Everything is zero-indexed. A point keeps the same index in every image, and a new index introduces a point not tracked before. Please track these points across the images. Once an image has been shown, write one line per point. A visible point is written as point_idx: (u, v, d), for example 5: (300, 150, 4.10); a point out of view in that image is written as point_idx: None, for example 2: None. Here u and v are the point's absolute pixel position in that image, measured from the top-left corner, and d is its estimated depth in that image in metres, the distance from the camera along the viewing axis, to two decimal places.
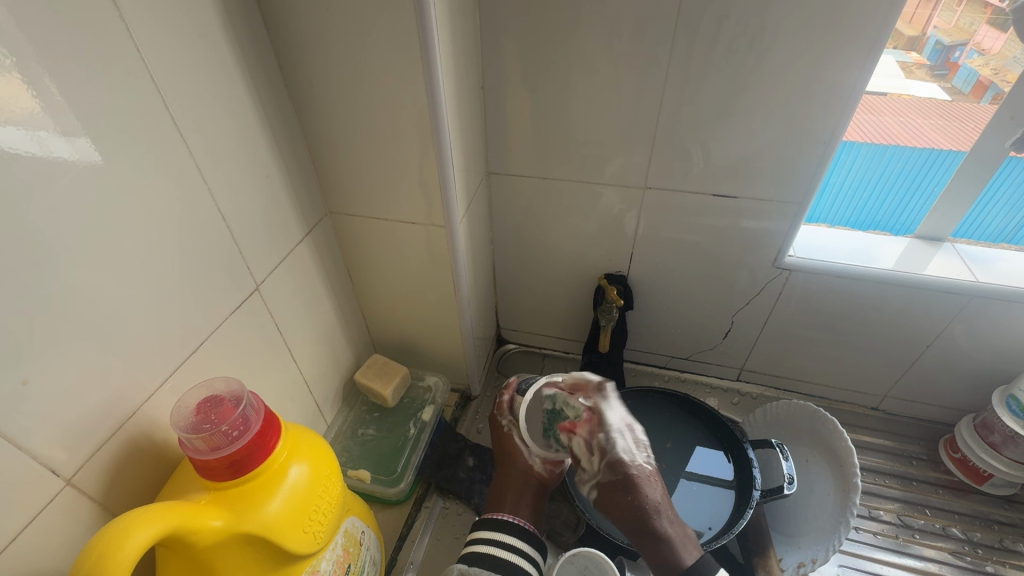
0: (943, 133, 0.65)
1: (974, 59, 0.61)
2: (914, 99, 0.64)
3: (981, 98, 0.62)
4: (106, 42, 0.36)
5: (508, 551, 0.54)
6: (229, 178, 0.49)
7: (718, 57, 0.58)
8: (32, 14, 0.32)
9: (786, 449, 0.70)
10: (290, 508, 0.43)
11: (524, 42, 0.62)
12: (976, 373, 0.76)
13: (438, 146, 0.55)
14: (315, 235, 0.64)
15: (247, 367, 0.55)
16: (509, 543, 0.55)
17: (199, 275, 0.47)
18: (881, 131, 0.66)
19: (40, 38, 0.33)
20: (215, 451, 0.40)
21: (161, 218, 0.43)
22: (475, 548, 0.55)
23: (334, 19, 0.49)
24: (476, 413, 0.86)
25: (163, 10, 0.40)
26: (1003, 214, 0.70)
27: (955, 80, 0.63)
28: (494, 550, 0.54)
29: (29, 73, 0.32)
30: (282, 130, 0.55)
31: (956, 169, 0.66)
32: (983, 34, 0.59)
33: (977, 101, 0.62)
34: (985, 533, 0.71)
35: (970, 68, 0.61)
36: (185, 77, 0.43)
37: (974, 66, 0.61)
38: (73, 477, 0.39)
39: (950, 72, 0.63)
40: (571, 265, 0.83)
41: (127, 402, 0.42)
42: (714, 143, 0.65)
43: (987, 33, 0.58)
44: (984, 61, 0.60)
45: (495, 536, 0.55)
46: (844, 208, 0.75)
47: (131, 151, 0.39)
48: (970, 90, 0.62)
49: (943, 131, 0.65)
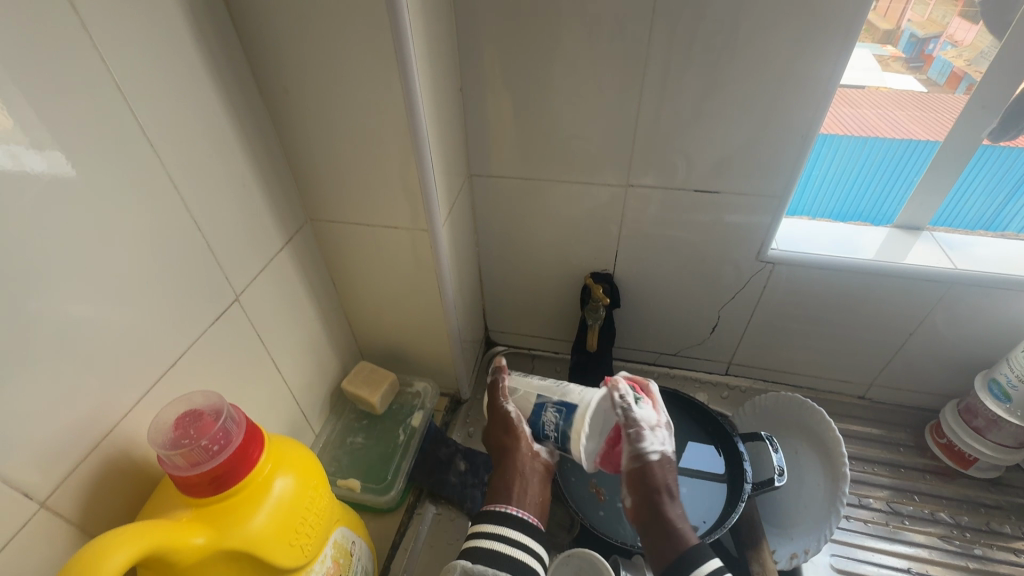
0: (919, 123, 0.66)
1: (947, 52, 0.62)
2: (891, 92, 0.66)
3: (956, 90, 0.63)
4: (69, 52, 0.35)
5: (507, 545, 0.52)
6: (204, 188, 0.48)
7: (695, 54, 0.58)
8: None
9: (776, 441, 0.71)
10: (275, 521, 0.42)
11: (501, 44, 0.62)
12: (958, 358, 0.77)
13: (417, 150, 0.55)
14: (295, 243, 0.63)
15: (228, 379, 0.54)
16: (512, 538, 0.52)
17: (176, 287, 0.46)
18: (859, 123, 0.67)
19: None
20: (195, 467, 0.39)
21: (133, 231, 0.42)
22: (478, 541, 0.53)
23: (307, 25, 0.48)
24: (467, 417, 0.85)
25: (129, 18, 0.39)
26: (980, 202, 0.71)
27: (930, 72, 0.65)
28: (496, 545, 0.52)
29: None
30: (259, 138, 0.54)
31: (932, 159, 0.67)
32: (955, 27, 0.61)
33: (952, 93, 0.64)
34: (971, 516, 0.72)
35: (943, 60, 0.63)
36: (155, 86, 0.42)
37: (947, 58, 0.63)
38: (47, 499, 0.38)
39: (924, 64, 0.65)
40: (557, 265, 0.83)
41: (103, 420, 0.41)
42: (694, 139, 0.65)
43: (959, 26, 0.61)
44: (957, 53, 0.62)
45: (499, 530, 0.53)
46: (827, 199, 0.75)
47: (97, 162, 0.38)
48: (945, 81, 0.64)
49: (920, 122, 0.66)
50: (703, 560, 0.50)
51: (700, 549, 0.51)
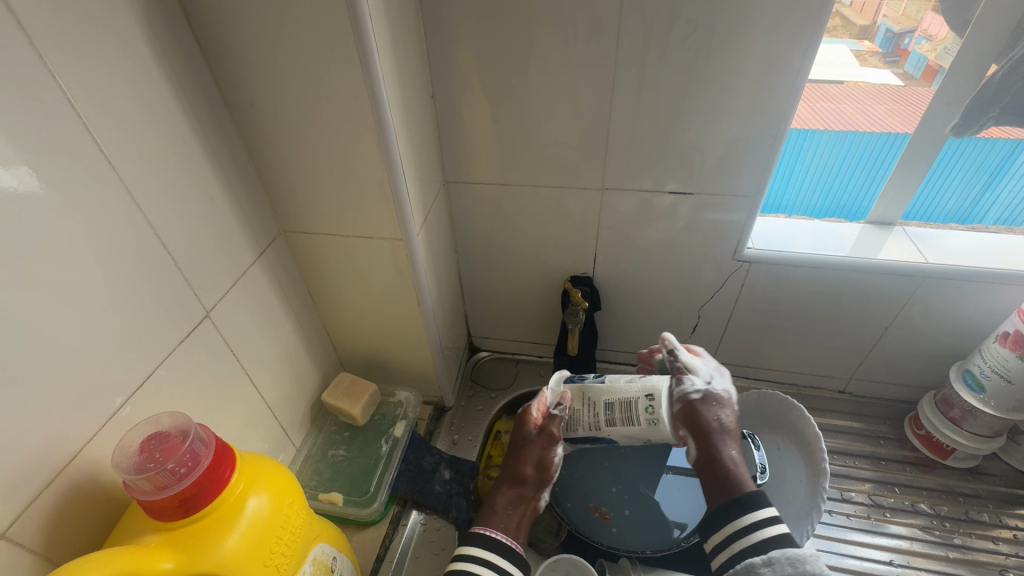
0: (897, 116, 0.67)
1: (923, 45, 0.63)
2: (869, 86, 0.67)
3: (930, 83, 0.64)
4: (18, 71, 0.35)
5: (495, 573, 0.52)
6: (169, 204, 0.47)
7: (664, 57, 0.58)
8: None
9: (757, 439, 0.71)
10: (248, 542, 0.41)
11: (470, 51, 0.62)
12: (934, 350, 0.78)
13: (387, 159, 0.55)
14: (268, 256, 0.62)
15: (200, 397, 0.53)
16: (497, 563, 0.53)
17: (141, 305, 0.45)
18: (839, 117, 0.68)
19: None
20: (162, 491, 0.38)
21: (94, 249, 0.41)
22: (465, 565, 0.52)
23: (269, 37, 0.48)
24: (452, 424, 0.85)
25: (83, 34, 0.38)
26: (959, 191, 0.72)
27: (907, 66, 0.66)
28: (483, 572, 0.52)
29: None
30: (226, 151, 0.54)
31: (900, 152, 0.68)
32: (928, 22, 0.61)
33: (927, 86, 0.64)
34: (951, 506, 0.73)
35: (919, 54, 0.64)
36: (111, 103, 0.41)
37: (923, 51, 0.64)
38: (7, 530, 0.36)
39: (901, 58, 0.66)
40: (537, 269, 0.83)
41: (66, 446, 0.40)
42: (667, 142, 0.65)
43: (932, 21, 0.61)
44: (931, 47, 0.62)
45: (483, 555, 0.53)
46: (810, 194, 0.76)
47: (52, 182, 0.37)
48: (921, 75, 0.65)
49: (896, 115, 0.67)
50: (758, 505, 0.52)
51: (754, 494, 0.53)
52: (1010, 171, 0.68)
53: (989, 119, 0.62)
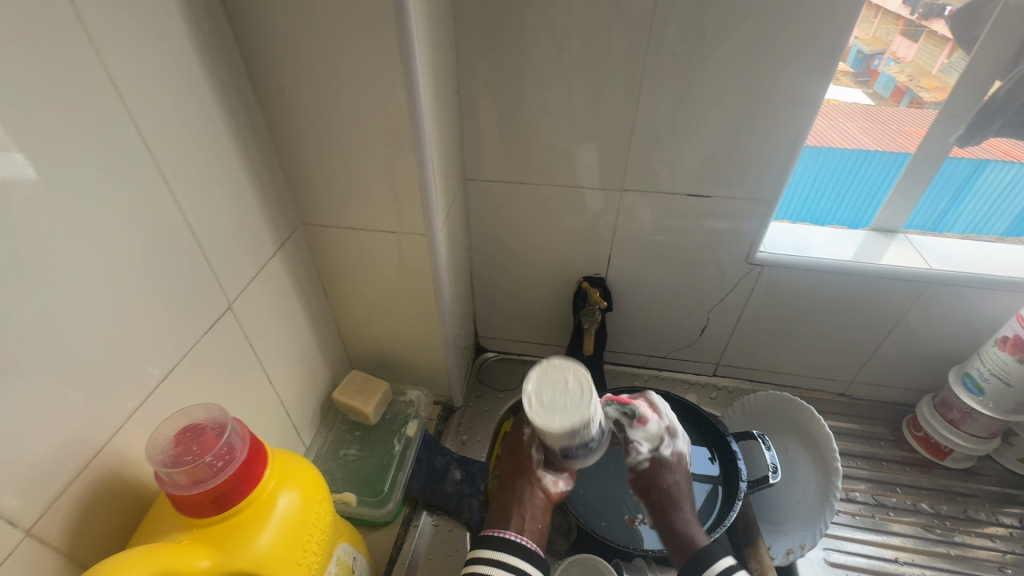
0: (868, 134, 0.70)
1: (890, 67, 0.66)
2: (839, 104, 0.69)
3: (899, 103, 0.69)
4: (62, 47, 0.33)
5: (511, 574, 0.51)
6: (197, 192, 0.46)
7: (692, 63, 0.59)
8: None
9: (767, 439, 0.72)
10: (280, 540, 0.40)
11: (499, 49, 0.62)
12: (933, 355, 0.81)
13: (418, 154, 0.54)
14: (287, 249, 0.61)
15: (220, 391, 0.51)
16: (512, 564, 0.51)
17: (167, 296, 0.44)
18: (813, 134, 0.71)
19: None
20: (197, 486, 0.36)
21: (125, 237, 0.39)
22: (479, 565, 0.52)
23: (307, 24, 0.47)
24: (460, 425, 0.84)
25: (125, 14, 0.37)
26: (926, 209, 0.76)
27: (875, 86, 0.68)
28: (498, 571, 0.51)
29: None
30: (252, 140, 0.52)
31: (879, 166, 0.72)
32: (897, 45, 0.64)
33: (896, 105, 0.69)
34: (949, 505, 0.76)
35: (887, 75, 0.67)
36: (149, 86, 0.40)
37: (891, 73, 0.67)
38: (33, 527, 0.35)
39: (870, 79, 0.67)
40: (550, 270, 0.83)
41: (92, 438, 0.38)
42: (689, 147, 0.66)
43: (900, 44, 0.64)
44: (900, 68, 0.66)
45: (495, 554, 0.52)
46: (787, 206, 0.79)
47: (89, 165, 0.36)
48: (889, 95, 0.68)
49: (867, 133, 0.70)
50: (715, 559, 0.53)
51: (711, 548, 0.54)
52: (974, 187, 0.73)
53: (990, 130, 0.65)
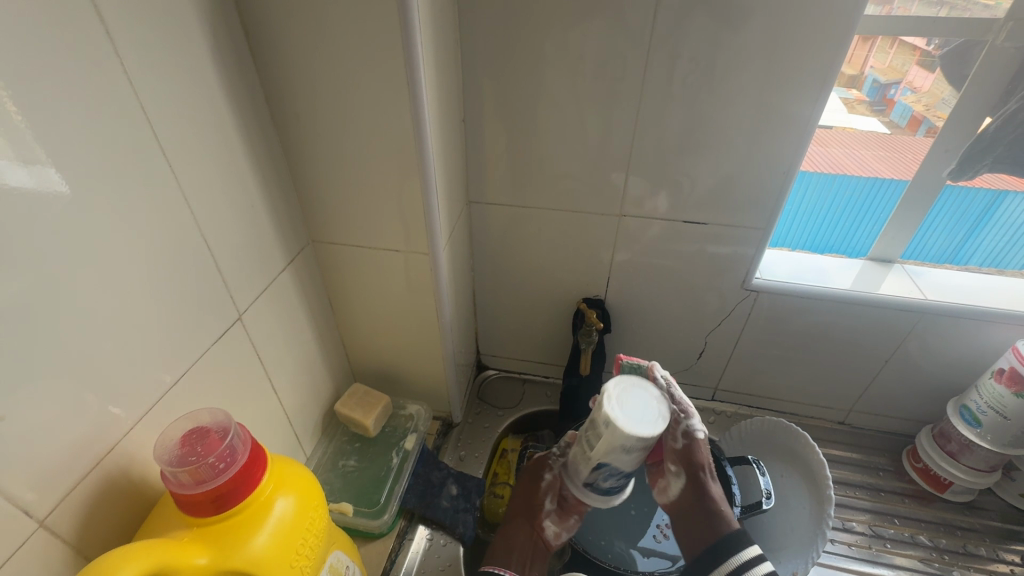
0: (885, 163, 0.71)
1: (907, 97, 0.67)
2: (856, 132, 0.70)
3: (917, 132, 0.68)
4: (98, 80, 0.37)
5: None
6: (214, 209, 0.49)
7: (686, 96, 0.62)
8: (36, 60, 0.33)
9: (762, 464, 0.73)
10: (276, 543, 0.41)
11: (502, 81, 0.65)
12: (932, 385, 0.81)
13: (423, 178, 0.57)
14: (297, 264, 0.64)
15: (226, 398, 0.53)
16: None
17: (182, 305, 0.47)
18: (828, 162, 0.72)
19: (20, 60, 0.32)
20: (200, 485, 0.38)
21: (145, 248, 0.43)
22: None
23: (322, 58, 0.51)
24: (458, 441, 0.85)
25: (157, 51, 0.41)
26: (943, 237, 0.76)
27: (892, 115, 0.68)
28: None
29: (35, 113, 0.33)
30: (268, 161, 0.56)
31: (895, 198, 0.72)
32: (914, 74, 0.65)
33: (913, 135, 0.68)
34: (949, 539, 0.75)
35: (904, 105, 0.67)
36: (175, 113, 0.43)
37: (907, 102, 0.67)
38: (46, 518, 0.37)
39: (887, 108, 0.68)
40: (550, 291, 0.85)
41: (105, 439, 0.41)
42: (684, 175, 0.69)
43: (917, 74, 0.65)
44: (916, 98, 0.66)
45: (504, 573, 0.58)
46: (799, 231, 0.80)
47: (115, 183, 0.39)
48: (906, 124, 0.68)
49: (884, 162, 0.71)
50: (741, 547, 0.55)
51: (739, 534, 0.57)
52: (991, 220, 0.72)
53: (983, 165, 0.67)
